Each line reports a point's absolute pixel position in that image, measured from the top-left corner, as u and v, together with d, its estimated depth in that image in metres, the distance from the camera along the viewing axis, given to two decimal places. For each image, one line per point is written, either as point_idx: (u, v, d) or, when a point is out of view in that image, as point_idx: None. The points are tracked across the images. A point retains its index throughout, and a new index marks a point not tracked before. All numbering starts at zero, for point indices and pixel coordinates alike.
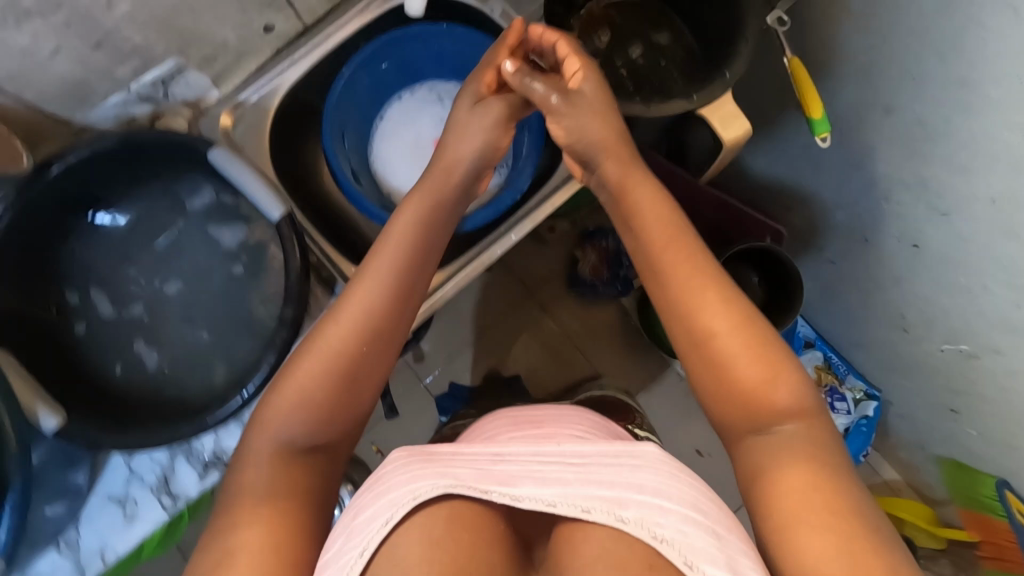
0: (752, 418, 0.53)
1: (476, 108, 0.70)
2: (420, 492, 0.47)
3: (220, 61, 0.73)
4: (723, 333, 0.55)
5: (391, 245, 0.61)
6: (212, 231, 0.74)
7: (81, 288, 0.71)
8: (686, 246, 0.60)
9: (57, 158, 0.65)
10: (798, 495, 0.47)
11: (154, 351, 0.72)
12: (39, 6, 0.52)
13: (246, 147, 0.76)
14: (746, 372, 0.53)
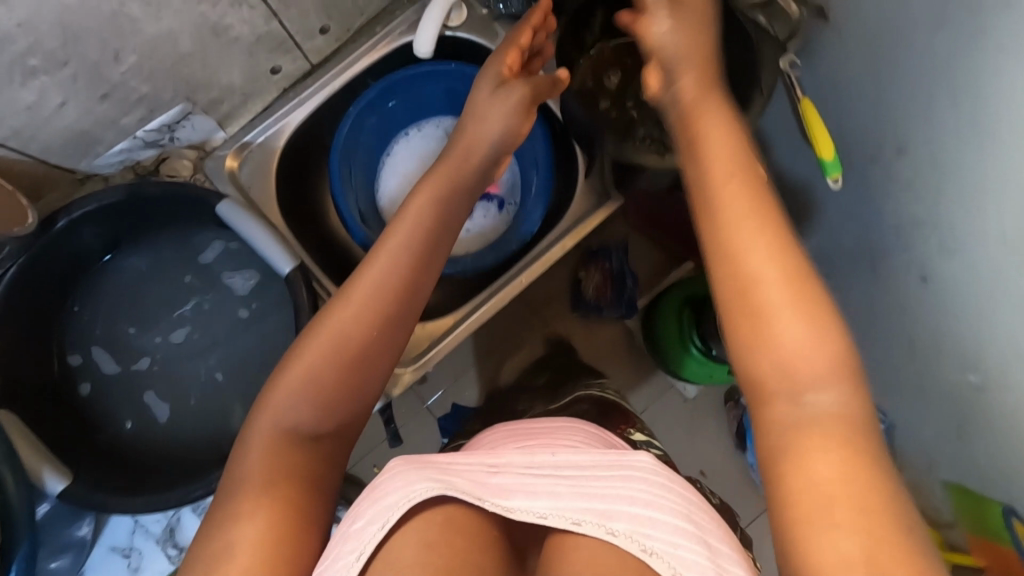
0: (784, 382, 0.39)
1: (499, 91, 0.71)
2: (414, 495, 0.45)
3: (226, 103, 0.82)
4: (772, 275, 0.40)
5: (408, 227, 0.59)
6: (224, 279, 0.81)
7: (86, 350, 0.78)
8: (739, 179, 0.45)
9: (63, 213, 0.70)
10: (820, 489, 0.35)
11: (160, 401, 0.79)
12: (46, 64, 0.59)
13: (253, 185, 0.86)
14: (787, 330, 0.39)
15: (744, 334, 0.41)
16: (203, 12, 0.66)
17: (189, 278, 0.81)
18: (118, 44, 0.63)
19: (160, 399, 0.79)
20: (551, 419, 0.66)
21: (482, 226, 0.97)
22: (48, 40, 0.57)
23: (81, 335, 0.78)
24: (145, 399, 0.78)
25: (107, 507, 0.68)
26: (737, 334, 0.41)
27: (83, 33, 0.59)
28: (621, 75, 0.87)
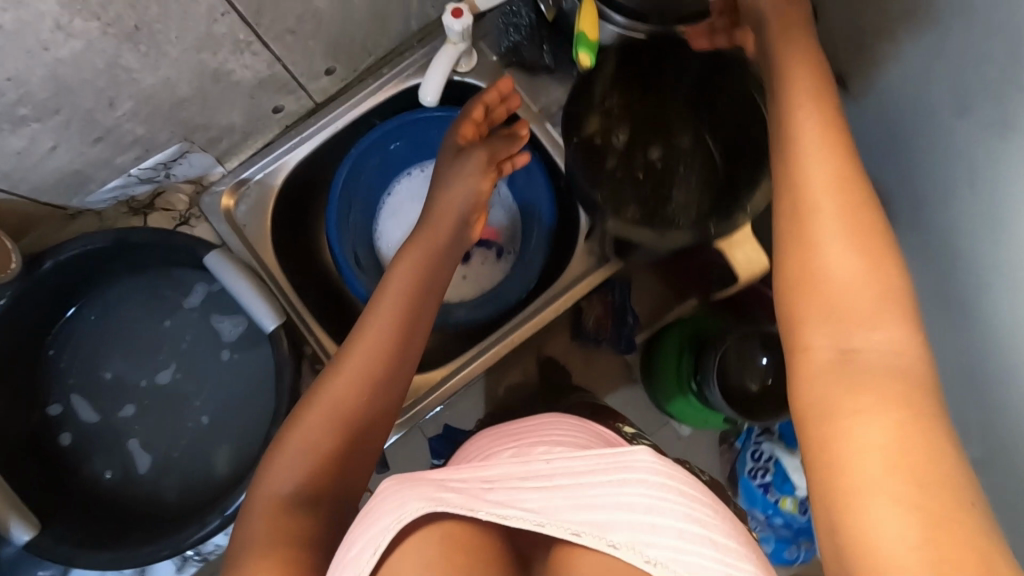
0: (838, 325, 0.40)
1: (458, 158, 0.73)
2: (402, 516, 0.41)
3: (225, 141, 0.81)
4: (832, 223, 0.42)
5: (391, 296, 0.63)
6: (213, 322, 0.80)
7: (67, 400, 0.78)
8: (828, 138, 0.46)
9: (49, 254, 0.69)
10: (866, 442, 0.35)
11: (140, 448, 0.78)
12: (37, 113, 0.58)
13: (248, 224, 0.83)
14: (849, 280, 0.41)
15: (802, 282, 0.42)
16: (203, 60, 0.65)
17: (167, 323, 0.80)
18: (113, 92, 0.61)
19: (141, 447, 0.78)
20: (532, 412, 0.68)
21: (479, 273, 0.95)
22: (39, 91, 0.56)
23: (71, 376, 0.78)
24: (128, 446, 0.78)
25: (72, 561, 0.67)
26: (791, 275, 0.43)
27: (75, 83, 0.58)
28: (629, 132, 0.83)
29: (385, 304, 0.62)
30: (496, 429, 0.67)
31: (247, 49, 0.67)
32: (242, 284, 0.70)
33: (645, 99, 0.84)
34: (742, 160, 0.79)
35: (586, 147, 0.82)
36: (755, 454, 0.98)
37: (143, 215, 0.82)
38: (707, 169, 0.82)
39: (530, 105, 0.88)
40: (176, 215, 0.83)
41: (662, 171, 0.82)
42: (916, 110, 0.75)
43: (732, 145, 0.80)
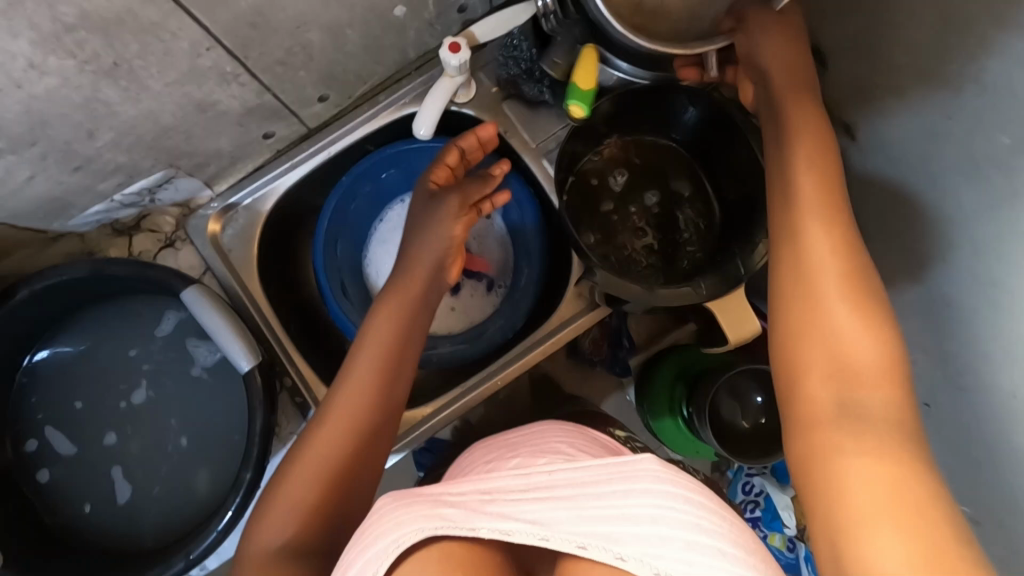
0: (837, 380, 0.44)
1: (430, 206, 0.70)
2: (403, 541, 0.44)
3: (213, 166, 0.79)
4: (830, 288, 0.47)
5: (371, 347, 0.62)
6: (191, 346, 0.79)
7: (43, 434, 0.77)
8: (829, 205, 0.51)
9: (23, 284, 0.67)
10: (859, 486, 0.39)
11: (123, 476, 0.77)
12: (11, 145, 0.57)
13: (234, 250, 0.82)
14: (846, 336, 0.45)
15: (800, 339, 0.47)
16: (187, 92, 0.63)
17: (133, 352, 0.79)
18: (93, 124, 0.60)
19: (123, 476, 0.77)
20: (528, 422, 0.71)
21: (468, 306, 0.93)
22: (13, 125, 0.55)
23: (49, 407, 0.77)
24: (111, 474, 0.77)
25: None
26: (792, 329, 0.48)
27: (51, 117, 0.56)
28: (628, 174, 0.82)
29: (368, 348, 0.62)
30: (495, 440, 0.70)
31: (234, 81, 0.66)
32: (218, 321, 0.70)
33: (646, 143, 0.82)
34: (738, 213, 0.78)
35: (584, 189, 0.81)
36: (746, 487, 1.04)
37: (128, 237, 0.81)
38: (705, 215, 0.82)
39: (528, 140, 0.85)
40: (161, 237, 0.82)
41: (659, 216, 0.82)
42: (920, 168, 0.73)
43: (731, 196, 0.79)
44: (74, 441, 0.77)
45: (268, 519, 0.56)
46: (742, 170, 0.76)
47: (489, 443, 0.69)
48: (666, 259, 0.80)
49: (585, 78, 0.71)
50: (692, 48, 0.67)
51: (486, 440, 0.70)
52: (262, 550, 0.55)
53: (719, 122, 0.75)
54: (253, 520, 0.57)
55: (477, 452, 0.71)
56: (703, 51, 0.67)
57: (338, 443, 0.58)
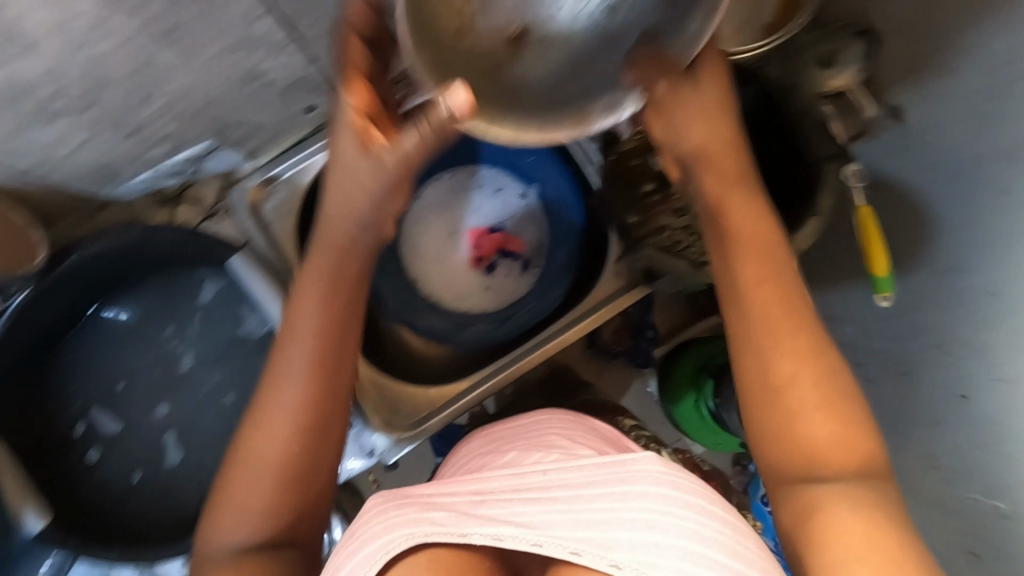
0: (809, 465, 0.49)
1: (363, 161, 0.52)
2: (391, 548, 0.47)
3: (255, 138, 0.79)
4: (796, 374, 0.51)
5: (303, 336, 0.54)
6: (241, 313, 0.79)
7: (89, 417, 0.74)
8: (782, 283, 0.55)
9: (76, 247, 0.67)
10: (852, 542, 0.43)
11: (176, 442, 0.76)
12: (70, 107, 0.57)
13: (274, 223, 0.82)
14: (807, 402, 0.50)
15: (770, 406, 0.51)
16: (239, 61, 0.64)
17: (169, 332, 0.78)
18: (148, 89, 0.60)
19: (178, 442, 0.76)
20: (527, 413, 0.74)
21: (502, 286, 0.89)
22: (74, 87, 0.55)
23: (85, 396, 0.75)
24: (164, 441, 0.76)
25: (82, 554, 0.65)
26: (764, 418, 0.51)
27: (109, 80, 0.57)
28: None
29: (303, 329, 0.54)
30: (492, 430, 0.74)
31: (285, 51, 0.66)
32: (264, 288, 0.73)
33: None
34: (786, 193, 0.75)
35: (623, 171, 0.81)
36: None
37: (171, 208, 0.80)
38: None
39: None
40: (203, 208, 0.81)
41: None
42: (970, 156, 0.73)
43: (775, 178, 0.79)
44: (121, 418, 0.75)
45: (220, 519, 0.51)
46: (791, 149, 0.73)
47: (487, 433, 0.74)
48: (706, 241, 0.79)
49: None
50: (596, 116, 0.53)
51: (484, 430, 0.74)
52: (212, 556, 0.50)
53: None
54: (206, 519, 0.53)
55: (474, 441, 0.76)
56: (616, 110, 0.53)
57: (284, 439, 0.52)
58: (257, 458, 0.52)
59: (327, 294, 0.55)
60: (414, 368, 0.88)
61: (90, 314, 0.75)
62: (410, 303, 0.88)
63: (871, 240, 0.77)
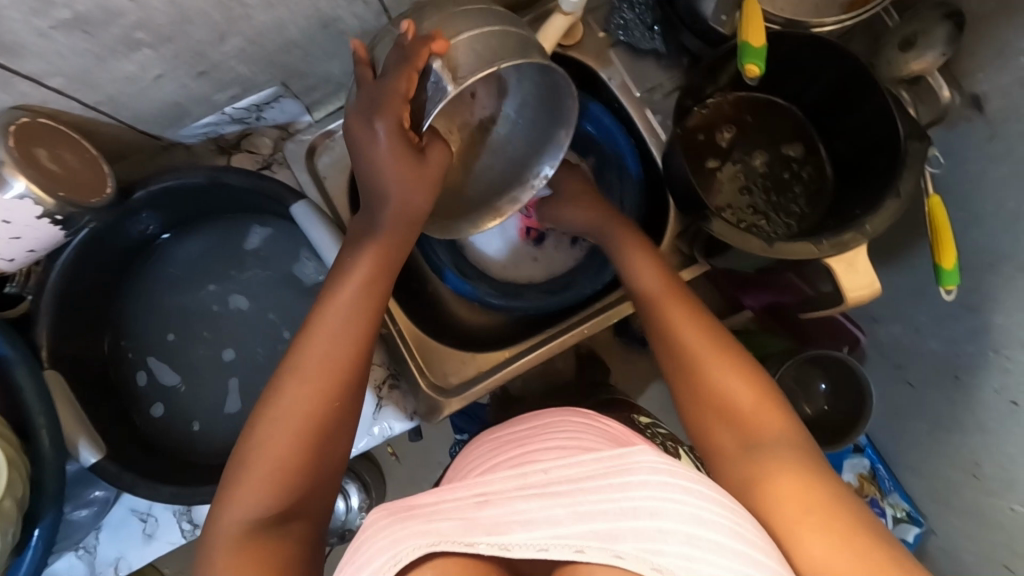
0: (738, 435, 0.55)
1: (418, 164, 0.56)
2: (401, 558, 0.43)
3: (318, 90, 0.78)
4: (707, 361, 0.59)
5: (343, 300, 0.55)
6: (296, 268, 0.79)
7: (148, 367, 0.76)
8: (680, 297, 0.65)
9: (141, 185, 0.68)
10: (795, 499, 0.48)
11: (236, 390, 0.77)
12: (151, 39, 0.57)
13: (329, 177, 0.82)
14: (730, 388, 0.57)
15: (702, 398, 0.58)
16: (316, 4, 0.63)
17: (212, 287, 0.78)
18: (226, 27, 0.60)
19: (237, 389, 0.77)
20: (536, 414, 0.67)
21: (552, 257, 0.90)
22: (157, 18, 0.54)
23: (143, 344, 0.76)
24: (227, 385, 0.77)
25: (133, 491, 0.66)
26: (695, 410, 0.58)
27: (191, 14, 0.56)
28: (738, 131, 0.79)
29: (333, 310, 0.55)
30: (502, 434, 0.65)
31: None
32: (325, 237, 0.70)
33: (759, 103, 0.79)
34: (854, 178, 0.75)
35: (690, 145, 0.77)
36: None
37: (228, 155, 0.79)
38: (814, 179, 0.79)
39: (633, 88, 0.82)
40: (259, 158, 0.80)
41: (765, 176, 0.79)
42: None
43: (845, 159, 0.76)
44: (177, 371, 0.77)
45: (236, 491, 0.50)
46: (866, 132, 0.72)
47: (495, 437, 0.66)
48: (771, 221, 0.77)
49: (756, 37, 0.65)
50: (506, 210, 0.72)
51: (493, 433, 0.67)
52: (226, 524, 0.50)
53: (847, 76, 0.70)
54: (222, 487, 0.53)
55: (482, 445, 0.68)
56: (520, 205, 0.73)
57: (308, 414, 0.53)
58: (280, 434, 0.52)
59: (382, 262, 0.57)
60: (462, 335, 0.88)
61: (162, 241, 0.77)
62: (463, 268, 0.86)
63: (940, 232, 0.73)
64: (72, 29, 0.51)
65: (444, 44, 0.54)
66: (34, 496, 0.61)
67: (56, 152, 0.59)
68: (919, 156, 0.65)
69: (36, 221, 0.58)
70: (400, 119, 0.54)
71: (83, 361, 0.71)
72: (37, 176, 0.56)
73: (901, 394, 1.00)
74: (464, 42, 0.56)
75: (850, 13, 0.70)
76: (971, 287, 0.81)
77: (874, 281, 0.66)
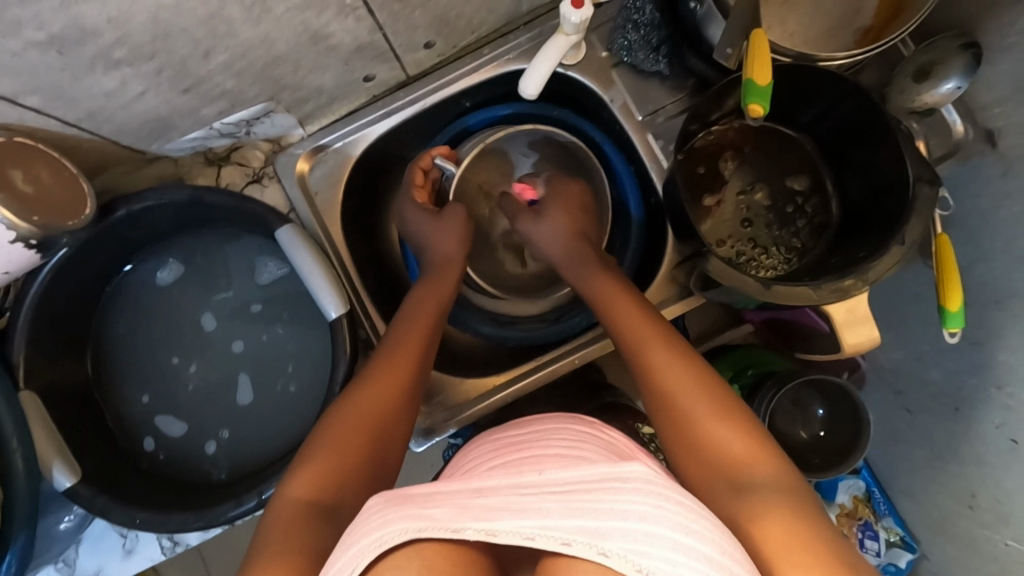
0: (724, 476, 0.51)
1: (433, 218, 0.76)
2: (388, 539, 0.40)
3: (311, 104, 0.76)
4: (687, 400, 0.55)
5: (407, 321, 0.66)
6: (259, 259, 0.78)
7: (155, 430, 0.75)
8: (652, 322, 0.62)
9: (123, 202, 0.67)
10: (785, 545, 0.44)
11: (248, 382, 0.77)
12: (131, 57, 0.54)
13: (319, 193, 0.79)
14: (722, 432, 0.53)
15: (688, 437, 0.54)
16: (306, 21, 0.61)
17: (192, 300, 0.77)
18: (210, 44, 0.57)
19: (250, 384, 0.77)
20: (541, 416, 0.62)
21: None
22: (136, 36, 0.52)
23: (120, 378, 0.75)
24: (237, 378, 0.77)
25: (107, 514, 0.65)
26: (682, 449, 0.54)
27: (172, 32, 0.54)
28: (738, 162, 0.77)
29: (408, 325, 0.65)
30: (501, 436, 0.61)
31: (351, 15, 0.63)
32: (312, 264, 0.69)
33: (765, 133, 0.77)
34: (863, 216, 0.72)
35: (689, 177, 0.75)
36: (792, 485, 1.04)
37: (218, 167, 0.78)
38: (820, 216, 0.77)
39: (634, 111, 0.79)
40: (249, 171, 0.79)
41: (768, 210, 0.77)
42: None
43: (854, 195, 0.74)
44: (183, 422, 0.76)
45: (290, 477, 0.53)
46: (879, 164, 0.69)
47: (497, 436, 0.62)
48: (771, 255, 0.75)
49: (761, 73, 0.62)
50: None
51: (496, 433, 0.62)
52: (282, 504, 0.51)
53: (864, 110, 0.67)
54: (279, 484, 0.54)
55: (480, 446, 0.63)
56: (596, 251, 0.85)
57: (374, 409, 0.57)
58: (349, 426, 0.56)
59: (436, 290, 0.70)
60: (448, 356, 0.86)
61: (127, 270, 0.76)
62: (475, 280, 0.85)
63: (946, 269, 0.69)
64: (45, 48, 0.49)
65: (424, 155, 0.79)
66: (5, 520, 0.60)
67: (32, 172, 0.57)
68: (927, 202, 0.63)
69: (10, 244, 0.57)
70: (413, 198, 0.78)
71: (59, 384, 0.70)
72: (10, 201, 0.55)
73: (898, 420, 0.98)
74: (467, 148, 0.83)
75: (861, 47, 0.67)
76: (973, 322, 0.78)
77: (875, 334, 0.69)
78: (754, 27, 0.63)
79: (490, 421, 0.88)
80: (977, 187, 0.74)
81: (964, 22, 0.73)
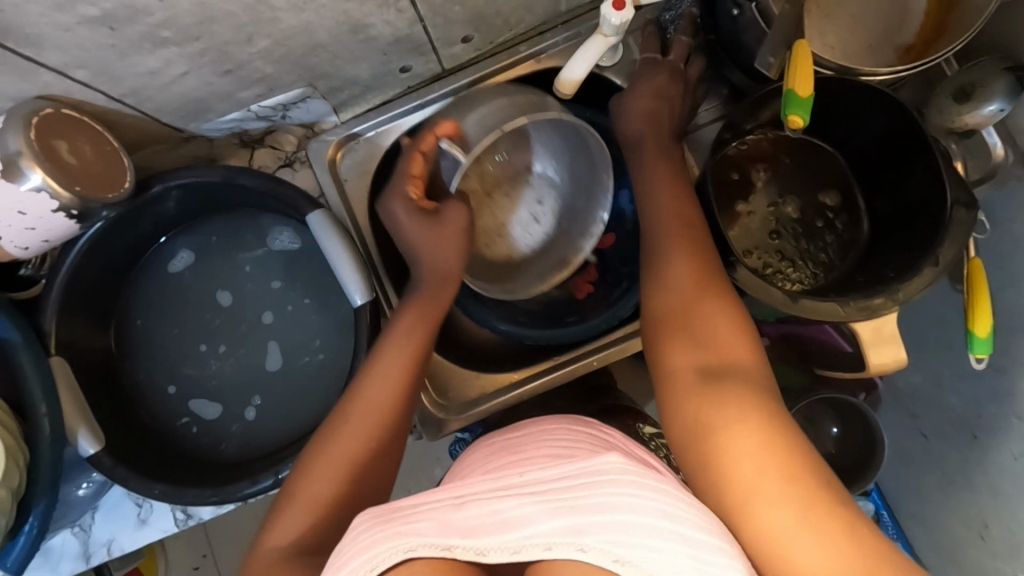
0: (707, 370, 0.51)
1: (422, 216, 0.66)
2: (379, 562, 0.40)
3: (346, 92, 0.77)
4: (694, 298, 0.55)
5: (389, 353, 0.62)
6: (274, 243, 0.79)
7: (190, 412, 0.76)
8: (682, 212, 0.62)
9: (160, 177, 0.68)
10: (750, 453, 0.44)
11: (277, 348, 0.78)
12: (177, 37, 0.55)
13: (349, 181, 0.80)
14: (718, 335, 0.53)
15: (682, 332, 0.54)
16: (348, 10, 0.61)
17: (216, 278, 0.78)
18: (254, 29, 0.58)
19: (278, 351, 0.78)
20: (534, 419, 0.62)
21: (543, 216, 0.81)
22: (184, 17, 0.53)
23: (143, 351, 0.77)
24: (268, 344, 0.78)
25: (126, 483, 0.66)
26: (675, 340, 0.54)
27: (218, 15, 0.54)
28: (770, 173, 0.76)
29: (386, 356, 0.61)
30: (497, 440, 0.61)
31: (393, 6, 0.63)
32: (337, 250, 0.70)
33: (798, 147, 0.76)
34: (891, 233, 0.72)
35: (721, 184, 0.75)
36: None
37: (251, 150, 0.79)
38: (849, 233, 0.76)
39: None
40: (282, 154, 0.80)
41: (797, 222, 0.76)
42: None
43: (886, 213, 0.73)
44: (218, 406, 0.77)
45: (275, 524, 0.54)
46: (913, 181, 0.68)
47: (492, 441, 0.62)
48: (798, 268, 0.75)
49: (802, 84, 0.61)
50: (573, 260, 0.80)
51: (491, 438, 0.63)
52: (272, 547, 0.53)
53: (901, 126, 0.66)
54: (264, 525, 0.56)
55: (477, 451, 0.64)
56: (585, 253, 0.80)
57: (351, 447, 0.57)
58: (325, 468, 0.56)
59: (418, 318, 0.64)
60: (465, 351, 0.86)
61: (160, 242, 0.78)
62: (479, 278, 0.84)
63: (977, 294, 0.68)
64: (97, 24, 0.50)
65: (430, 137, 0.66)
66: (29, 484, 0.61)
67: (75, 144, 0.58)
68: (963, 225, 0.62)
69: (51, 214, 0.58)
70: (407, 193, 0.66)
71: (86, 354, 0.71)
72: (56, 171, 0.56)
73: (912, 444, 0.96)
74: (472, 119, 0.70)
75: (906, 64, 0.66)
76: (998, 349, 0.77)
77: (899, 355, 0.68)
78: (798, 39, 0.63)
79: (502, 417, 0.88)
80: (1013, 212, 0.73)
81: (1010, 43, 0.72)
